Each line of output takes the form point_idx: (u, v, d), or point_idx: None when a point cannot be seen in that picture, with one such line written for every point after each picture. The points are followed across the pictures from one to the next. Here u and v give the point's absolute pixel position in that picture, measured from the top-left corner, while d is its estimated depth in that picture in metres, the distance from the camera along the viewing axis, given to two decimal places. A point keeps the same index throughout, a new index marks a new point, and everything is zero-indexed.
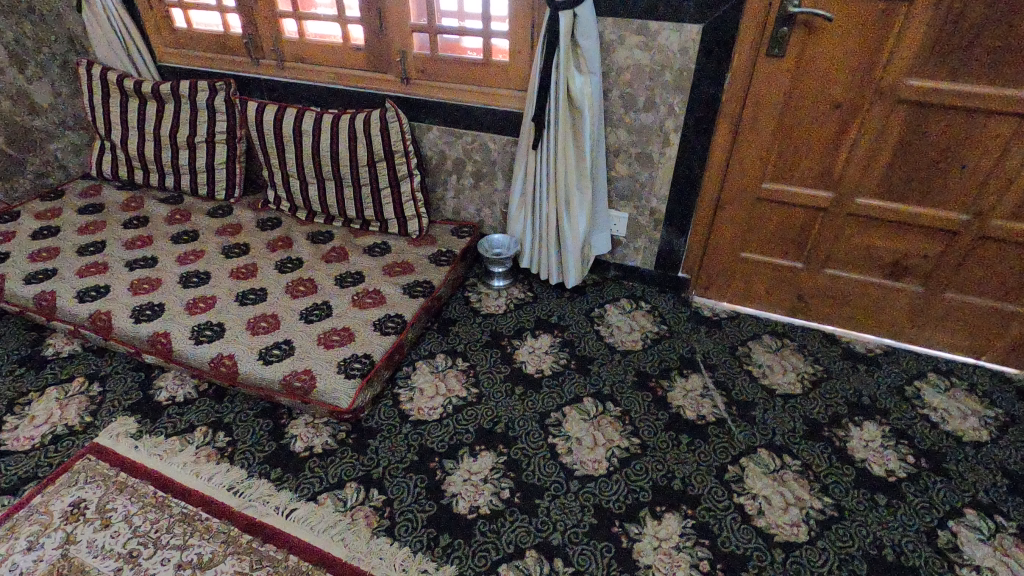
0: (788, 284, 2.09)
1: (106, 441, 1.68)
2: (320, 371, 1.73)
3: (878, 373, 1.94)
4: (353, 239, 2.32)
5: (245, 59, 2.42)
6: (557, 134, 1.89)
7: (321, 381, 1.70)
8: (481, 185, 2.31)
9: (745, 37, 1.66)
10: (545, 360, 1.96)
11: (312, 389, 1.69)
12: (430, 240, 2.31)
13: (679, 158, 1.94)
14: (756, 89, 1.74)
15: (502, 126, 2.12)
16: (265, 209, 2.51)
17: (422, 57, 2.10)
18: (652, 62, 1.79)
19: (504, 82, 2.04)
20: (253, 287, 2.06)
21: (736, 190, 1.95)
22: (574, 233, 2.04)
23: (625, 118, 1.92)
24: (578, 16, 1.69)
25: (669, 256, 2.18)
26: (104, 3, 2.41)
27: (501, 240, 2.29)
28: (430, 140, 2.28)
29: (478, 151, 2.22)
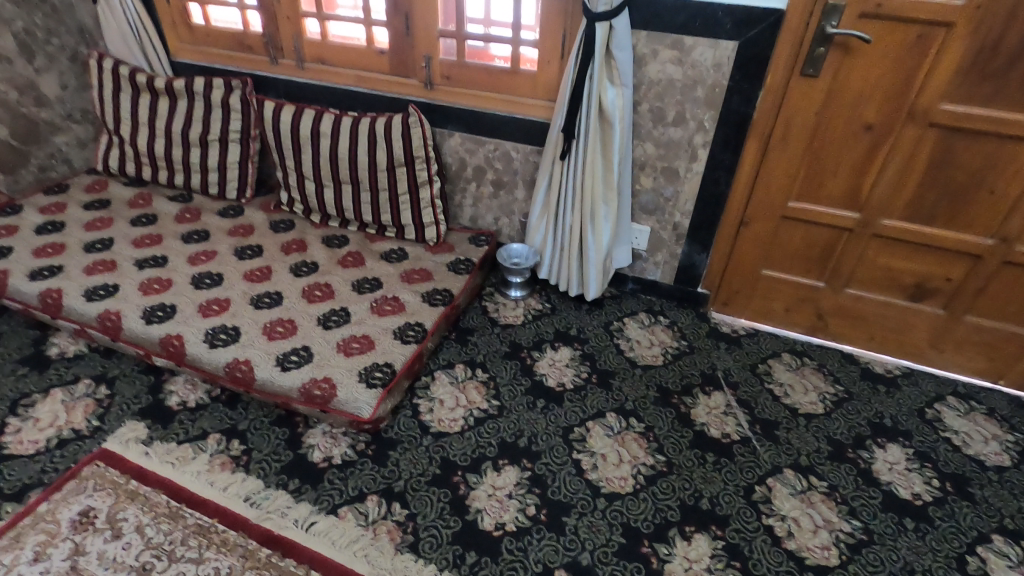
0: (808, 302, 2.09)
1: (115, 446, 1.62)
2: (340, 380, 1.68)
3: (898, 394, 1.94)
4: (369, 244, 2.28)
5: (263, 58, 2.38)
6: (586, 146, 1.87)
7: (341, 390, 1.66)
8: (500, 194, 2.29)
9: (780, 56, 1.67)
10: (566, 374, 1.93)
11: (332, 398, 1.65)
12: (448, 247, 2.28)
13: (705, 174, 1.93)
14: (788, 108, 1.74)
15: (527, 135, 2.10)
16: (278, 210, 2.46)
17: (448, 63, 2.08)
18: (684, 78, 1.78)
19: (531, 92, 2.03)
20: (268, 290, 2.01)
21: (761, 207, 1.95)
22: (597, 245, 2.02)
23: (653, 131, 1.91)
24: (614, 28, 1.68)
25: (689, 271, 2.17)
26: None
27: (520, 250, 2.27)
28: (451, 147, 2.25)
29: (500, 160, 2.20)
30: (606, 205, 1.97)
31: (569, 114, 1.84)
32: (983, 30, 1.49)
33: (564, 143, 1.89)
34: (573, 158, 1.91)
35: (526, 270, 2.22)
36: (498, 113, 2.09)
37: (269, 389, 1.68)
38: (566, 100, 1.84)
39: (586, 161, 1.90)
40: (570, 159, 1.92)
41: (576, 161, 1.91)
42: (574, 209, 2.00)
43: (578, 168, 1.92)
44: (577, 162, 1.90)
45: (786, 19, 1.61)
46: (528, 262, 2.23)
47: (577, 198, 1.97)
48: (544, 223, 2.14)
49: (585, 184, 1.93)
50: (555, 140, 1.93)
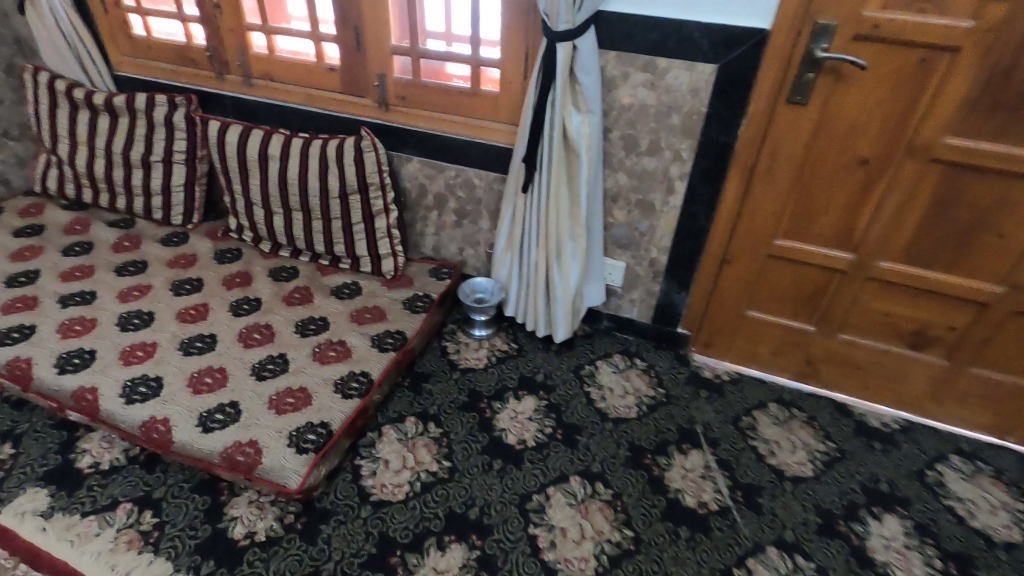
0: (797, 347, 1.90)
1: (9, 521, 1.43)
2: (267, 444, 1.49)
3: (895, 453, 1.75)
4: (320, 277, 2.09)
5: (209, 74, 2.20)
6: (550, 177, 1.68)
7: (267, 456, 1.47)
8: (464, 223, 2.11)
9: (764, 82, 1.48)
10: (528, 429, 1.75)
11: (256, 466, 1.46)
12: (407, 281, 2.10)
13: (684, 208, 1.75)
14: (773, 138, 1.55)
15: (490, 161, 1.91)
16: (225, 237, 2.27)
17: (403, 82, 1.90)
18: (658, 103, 1.60)
19: (493, 115, 1.84)
20: (201, 333, 1.82)
21: (745, 244, 1.76)
22: (565, 284, 1.83)
23: (625, 161, 1.73)
24: (578, 49, 1.49)
25: (668, 310, 1.98)
26: (50, 4, 2.17)
27: (485, 284, 2.08)
28: (410, 172, 2.06)
29: (462, 187, 2.01)
30: (574, 241, 1.78)
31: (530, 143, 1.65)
32: (994, 55, 1.30)
33: (526, 173, 1.70)
34: (536, 190, 1.72)
35: (490, 308, 2.04)
36: (457, 137, 1.90)
37: (187, 454, 1.49)
38: (527, 126, 1.65)
39: (551, 194, 1.71)
40: (533, 191, 1.73)
41: (539, 194, 1.72)
42: (539, 245, 1.81)
43: (542, 201, 1.73)
44: (541, 194, 1.71)
45: (771, 41, 1.42)
46: (493, 298, 2.05)
47: (542, 234, 1.78)
48: (510, 257, 1.95)
49: (550, 219, 1.74)
50: (517, 170, 1.74)
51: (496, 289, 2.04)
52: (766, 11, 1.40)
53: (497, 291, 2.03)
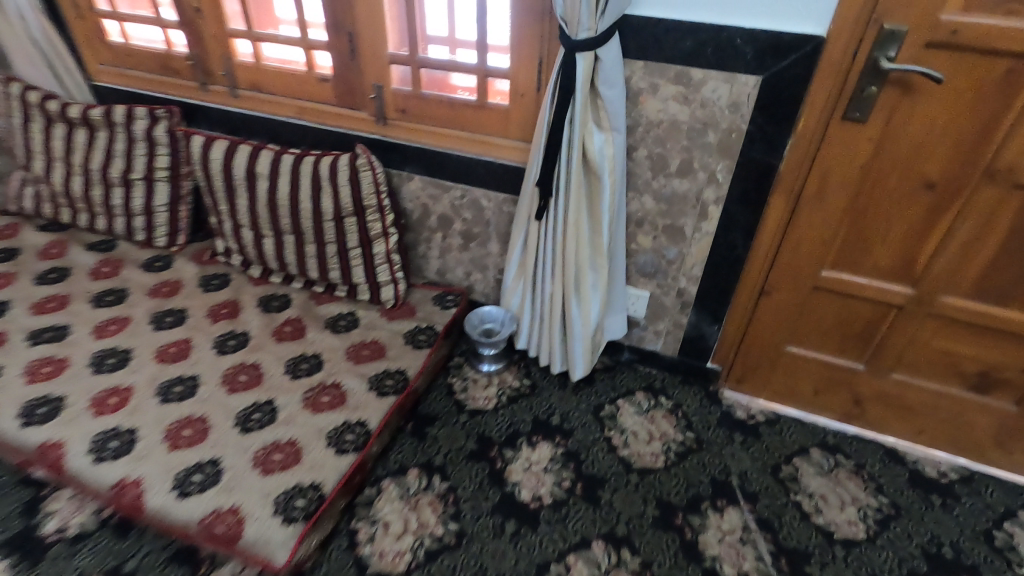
0: (842, 387, 1.71)
1: None
2: (251, 512, 1.32)
3: (957, 509, 1.56)
4: (314, 307, 1.91)
5: (192, 84, 2.02)
6: (568, 203, 1.49)
7: (251, 527, 1.30)
8: (471, 247, 1.92)
9: (817, 96, 1.28)
10: (544, 483, 1.57)
11: (238, 539, 1.29)
12: (411, 310, 1.92)
13: (718, 234, 1.55)
14: (825, 159, 1.35)
15: (499, 181, 1.72)
16: (213, 261, 2.10)
17: (402, 94, 1.71)
18: (692, 119, 1.40)
19: (503, 131, 1.65)
20: (182, 374, 1.65)
21: (787, 275, 1.57)
22: (584, 319, 1.65)
23: (652, 183, 1.53)
24: (601, 60, 1.30)
25: (697, 344, 1.79)
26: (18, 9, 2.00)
27: (496, 313, 1.88)
28: (411, 192, 1.88)
29: (468, 209, 1.83)
30: (596, 272, 1.59)
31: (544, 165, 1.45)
32: None
33: (540, 199, 1.51)
34: (552, 217, 1.53)
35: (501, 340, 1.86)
36: (462, 155, 1.71)
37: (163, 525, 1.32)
38: (541, 146, 1.46)
39: (568, 221, 1.51)
40: (548, 218, 1.53)
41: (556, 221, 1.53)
42: (555, 277, 1.62)
43: (558, 229, 1.53)
44: (557, 221, 1.52)
45: (827, 49, 1.22)
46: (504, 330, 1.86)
47: (559, 264, 1.59)
48: (522, 287, 1.77)
49: (567, 249, 1.55)
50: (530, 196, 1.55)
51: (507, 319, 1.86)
52: (822, 14, 1.19)
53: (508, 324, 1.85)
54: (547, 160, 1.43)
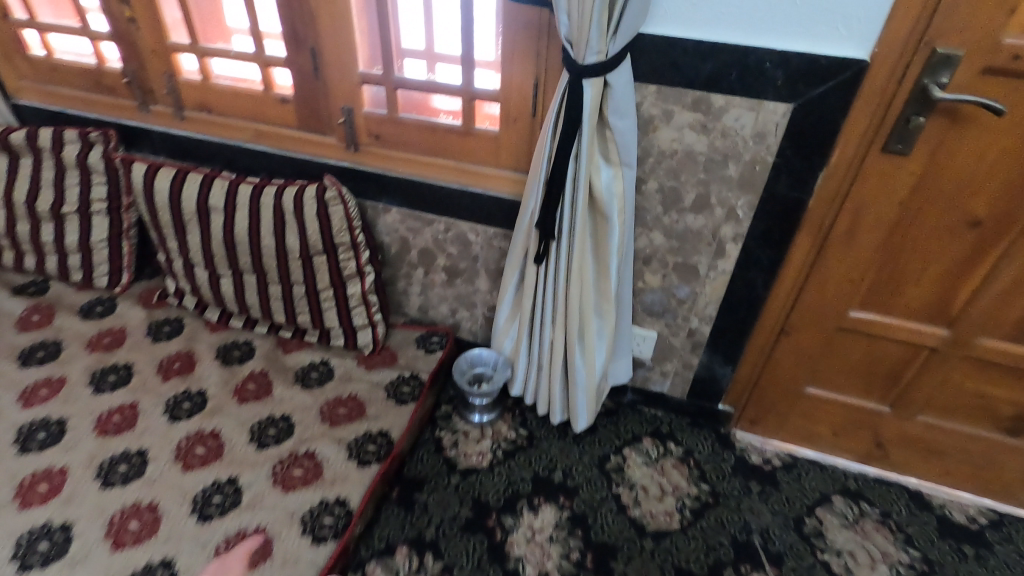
0: (865, 428, 1.59)
1: None
2: None
3: (992, 560, 1.45)
4: (281, 356, 1.70)
5: (130, 103, 1.76)
6: (571, 245, 1.31)
7: None
8: (457, 283, 1.73)
9: (854, 126, 1.13)
10: (550, 555, 1.40)
11: None
12: (393, 356, 1.72)
13: (735, 273, 1.40)
14: (860, 194, 1.21)
15: (488, 214, 1.53)
16: (163, 303, 1.86)
17: (376, 117, 1.50)
18: (710, 150, 1.24)
19: (492, 159, 1.47)
20: (128, 449, 1.42)
21: (810, 316, 1.43)
22: (589, 368, 1.48)
23: (663, 218, 1.37)
24: (611, 86, 1.12)
25: (708, 385, 1.65)
26: None
27: (488, 355, 1.70)
28: (389, 224, 1.68)
29: (454, 243, 1.64)
30: (602, 318, 1.42)
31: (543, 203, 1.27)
32: None
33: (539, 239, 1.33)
34: (552, 259, 1.35)
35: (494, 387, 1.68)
36: (445, 185, 1.52)
37: None
38: (540, 182, 1.28)
39: (571, 264, 1.34)
40: (548, 260, 1.36)
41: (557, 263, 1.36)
42: (556, 323, 1.44)
43: (560, 273, 1.36)
44: (559, 264, 1.34)
45: (869, 74, 1.07)
46: (497, 376, 1.68)
47: (560, 310, 1.41)
48: (518, 330, 1.59)
49: (570, 294, 1.37)
50: (526, 235, 1.37)
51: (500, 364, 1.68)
52: (865, 35, 1.04)
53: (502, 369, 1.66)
54: (547, 198, 1.25)
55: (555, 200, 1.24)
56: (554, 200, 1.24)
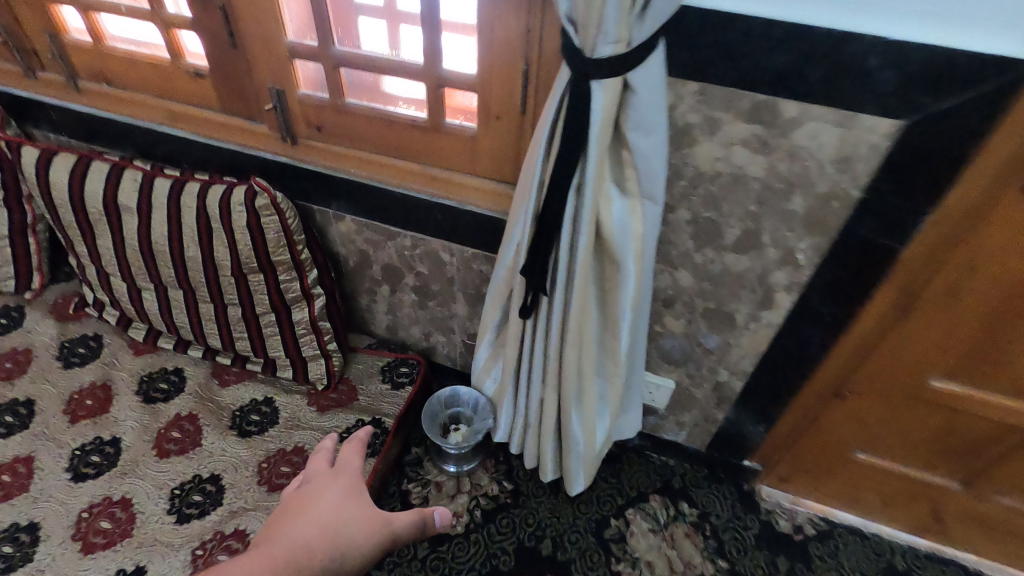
0: (922, 501, 1.30)
1: None
2: None
3: None
4: (217, 391, 1.40)
5: (15, 68, 1.38)
6: (568, 298, 0.97)
7: None
8: (430, 305, 1.41)
9: (992, 155, 0.76)
10: None
11: None
12: (352, 394, 1.42)
13: (784, 327, 1.07)
14: (978, 244, 0.86)
15: (463, 233, 1.19)
16: (80, 315, 1.54)
17: (315, 103, 1.13)
18: (768, 175, 0.88)
19: (469, 165, 1.12)
20: (16, 524, 1.16)
21: (876, 379, 1.11)
22: (588, 435, 1.17)
23: (693, 256, 1.02)
24: (631, 91, 0.75)
25: (733, 440, 1.35)
26: None
27: (468, 394, 1.41)
28: (343, 234, 1.33)
29: (424, 261, 1.30)
30: (606, 379, 1.10)
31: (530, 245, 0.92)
32: None
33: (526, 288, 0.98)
34: (543, 312, 1.02)
35: (474, 435, 1.38)
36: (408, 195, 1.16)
37: None
38: (528, 214, 0.92)
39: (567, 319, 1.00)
40: (538, 313, 1.02)
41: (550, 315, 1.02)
42: (547, 382, 1.12)
43: (553, 329, 1.02)
44: (551, 319, 1.01)
45: None
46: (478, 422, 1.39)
47: (553, 370, 1.09)
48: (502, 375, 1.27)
49: (566, 353, 1.05)
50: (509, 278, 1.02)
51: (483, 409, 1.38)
52: None
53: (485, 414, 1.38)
54: (535, 240, 0.90)
55: (548, 245, 0.89)
56: (546, 245, 0.89)
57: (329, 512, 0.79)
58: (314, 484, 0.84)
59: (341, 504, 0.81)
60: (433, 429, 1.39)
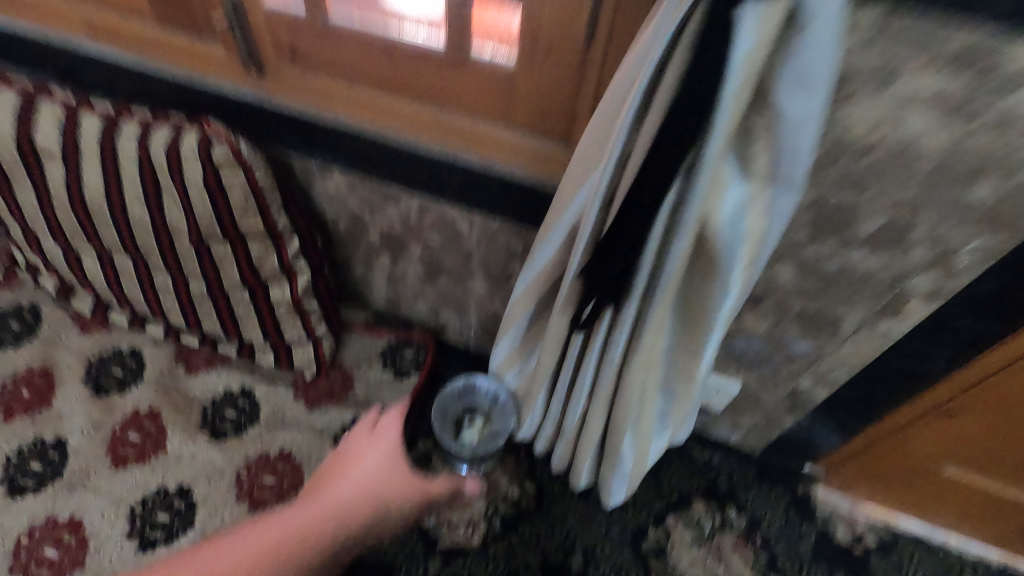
0: (1010, 518, 1.13)
1: None
2: None
3: None
4: (184, 380, 1.16)
5: None
6: (644, 312, 0.72)
7: None
8: (441, 282, 1.15)
9: None
10: None
11: None
12: (348, 384, 1.20)
13: (905, 339, 0.83)
14: None
15: (488, 202, 0.91)
16: (12, 280, 1.26)
17: (288, 20, 0.82)
18: (950, 152, 0.61)
19: (500, 114, 0.82)
20: None
21: (1004, 402, 0.88)
22: (639, 454, 0.96)
23: (804, 250, 0.77)
24: (796, 27, 0.47)
25: (797, 446, 1.16)
26: None
27: (487, 385, 1.16)
28: (331, 193, 1.05)
29: (435, 232, 1.03)
30: (671, 400, 0.87)
31: (600, 246, 0.65)
32: None
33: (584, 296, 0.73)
34: (604, 324, 0.77)
35: (494, 436, 1.16)
36: (418, 150, 0.87)
37: None
38: (599, 201, 0.65)
39: (638, 335, 0.76)
40: (596, 325, 0.77)
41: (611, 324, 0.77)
42: (596, 398, 0.89)
43: (615, 345, 0.78)
44: (614, 335, 0.76)
45: None
46: (499, 419, 1.16)
47: (608, 388, 0.86)
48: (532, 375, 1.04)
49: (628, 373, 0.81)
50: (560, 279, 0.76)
51: (506, 404, 1.15)
52: None
53: (509, 410, 1.15)
54: (611, 240, 0.63)
55: (625, 247, 0.63)
56: (628, 248, 0.63)
57: (369, 475, 0.92)
58: (354, 449, 0.97)
59: (386, 467, 0.94)
60: (445, 428, 1.15)
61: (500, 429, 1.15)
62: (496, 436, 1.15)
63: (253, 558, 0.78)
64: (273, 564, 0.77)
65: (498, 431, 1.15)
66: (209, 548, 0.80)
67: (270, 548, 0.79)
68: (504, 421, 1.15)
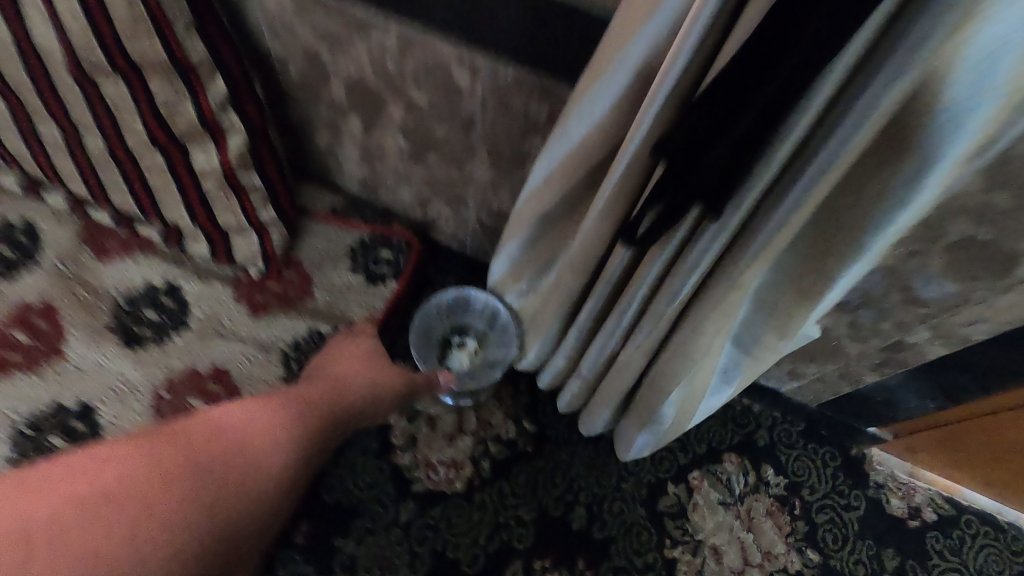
0: None
1: None
2: None
3: None
4: (91, 267, 0.90)
5: None
6: (770, 206, 0.44)
7: None
8: (430, 161, 0.85)
9: None
10: None
11: None
12: (305, 289, 0.93)
13: None
14: None
15: (498, 34, 0.60)
16: None
17: None
18: None
19: None
20: None
21: None
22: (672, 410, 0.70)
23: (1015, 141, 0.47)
24: None
25: (869, 405, 0.92)
26: None
27: (483, 305, 0.91)
28: (273, 15, 0.72)
29: (422, 85, 0.71)
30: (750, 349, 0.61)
31: (720, 84, 0.36)
32: None
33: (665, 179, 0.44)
34: (682, 232, 0.48)
35: (488, 365, 0.95)
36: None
37: None
38: (719, 3, 0.34)
39: (740, 251, 0.48)
40: (669, 234, 0.49)
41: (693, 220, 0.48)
42: (640, 339, 0.63)
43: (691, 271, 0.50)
44: (696, 252, 0.48)
45: None
46: (495, 346, 0.94)
47: (665, 326, 0.60)
48: (546, 295, 0.78)
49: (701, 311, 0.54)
50: (619, 155, 0.47)
51: (504, 332, 0.92)
52: None
53: (508, 340, 0.92)
54: (754, 66, 0.34)
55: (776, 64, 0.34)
56: (786, 85, 0.34)
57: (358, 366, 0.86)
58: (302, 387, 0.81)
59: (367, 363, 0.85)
60: (423, 341, 0.94)
61: (495, 358, 0.94)
62: (491, 367, 0.95)
63: (210, 450, 0.69)
64: (202, 497, 0.64)
65: (494, 361, 0.94)
66: (174, 434, 0.70)
67: (167, 509, 0.62)
68: (501, 352, 0.93)
